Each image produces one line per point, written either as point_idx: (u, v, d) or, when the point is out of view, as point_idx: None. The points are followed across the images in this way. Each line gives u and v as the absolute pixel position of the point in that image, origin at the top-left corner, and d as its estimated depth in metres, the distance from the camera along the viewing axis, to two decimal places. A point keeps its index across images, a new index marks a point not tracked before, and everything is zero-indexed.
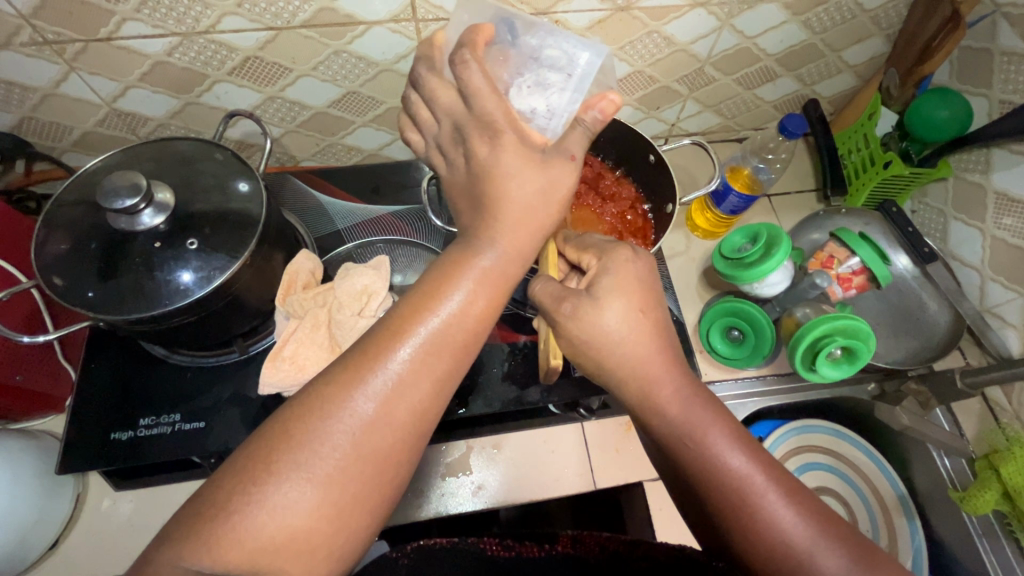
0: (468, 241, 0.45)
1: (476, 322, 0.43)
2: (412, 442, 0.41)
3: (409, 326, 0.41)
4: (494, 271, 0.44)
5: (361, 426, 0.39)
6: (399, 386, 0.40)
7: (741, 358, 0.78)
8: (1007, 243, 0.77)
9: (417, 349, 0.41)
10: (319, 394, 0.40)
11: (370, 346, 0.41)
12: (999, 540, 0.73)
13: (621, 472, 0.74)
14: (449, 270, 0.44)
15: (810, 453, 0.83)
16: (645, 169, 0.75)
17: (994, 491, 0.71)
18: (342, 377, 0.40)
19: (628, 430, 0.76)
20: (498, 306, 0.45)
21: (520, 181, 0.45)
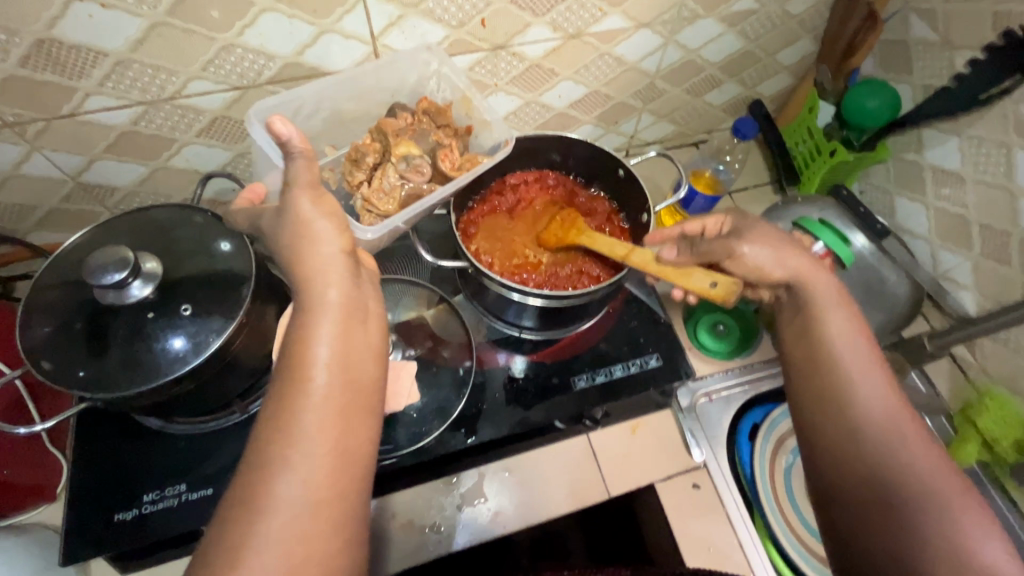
0: (310, 295, 0.44)
1: (358, 360, 0.44)
2: (341, 491, 0.40)
3: (290, 394, 0.41)
4: (341, 311, 0.44)
5: (287, 515, 0.38)
6: (303, 442, 0.40)
7: (727, 350, 0.84)
8: (949, 211, 0.84)
9: (308, 420, 0.40)
10: (238, 485, 0.40)
11: (262, 443, 0.40)
12: (987, 489, 0.78)
13: (632, 476, 0.75)
14: (300, 334, 0.43)
15: None
16: (616, 183, 0.78)
17: (974, 441, 0.76)
18: (253, 475, 0.39)
19: (634, 434, 0.78)
20: (366, 344, 0.45)
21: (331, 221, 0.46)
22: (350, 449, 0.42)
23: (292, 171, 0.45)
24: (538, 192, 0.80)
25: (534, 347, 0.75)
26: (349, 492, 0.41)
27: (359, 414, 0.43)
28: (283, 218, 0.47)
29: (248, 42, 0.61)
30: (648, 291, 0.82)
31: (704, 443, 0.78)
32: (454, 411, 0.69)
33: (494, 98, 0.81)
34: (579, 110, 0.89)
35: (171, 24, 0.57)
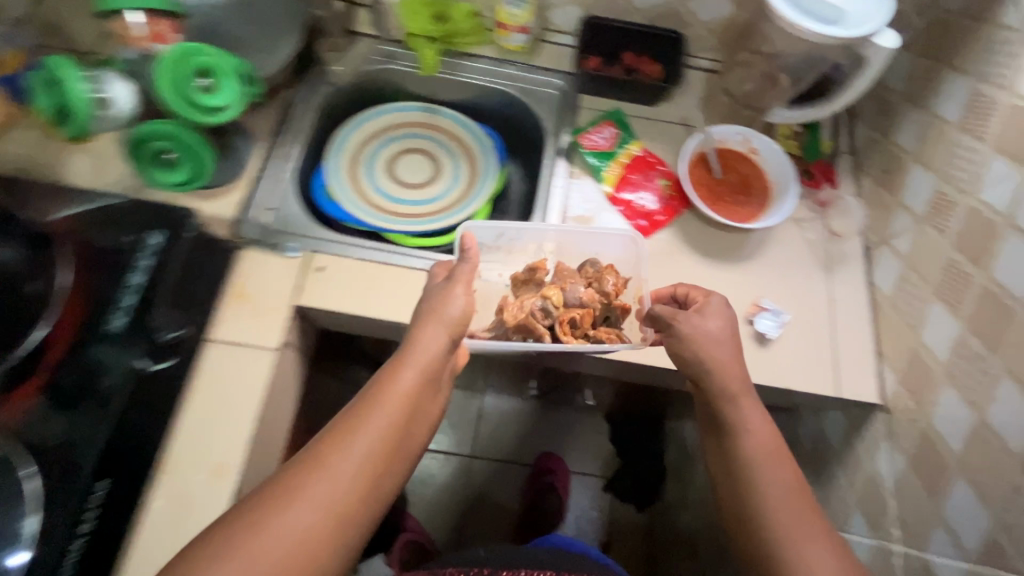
0: (380, 387, 0.60)
1: (383, 472, 0.58)
2: (354, 499, 0.55)
3: (292, 494, 0.53)
4: (409, 387, 0.61)
5: (309, 500, 0.53)
6: (294, 499, 0.52)
7: (191, 172, 0.75)
8: None
9: (362, 441, 0.57)
10: (244, 510, 0.52)
11: (310, 459, 0.56)
12: (461, 63, 0.94)
13: (276, 320, 0.74)
14: (366, 401, 0.59)
15: (367, 150, 0.95)
16: None
17: (424, 46, 0.91)
18: (294, 470, 0.55)
19: (246, 295, 0.75)
20: (418, 392, 0.61)
21: (427, 342, 0.62)
22: (385, 464, 0.58)
23: (461, 269, 0.66)
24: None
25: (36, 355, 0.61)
26: (360, 500, 0.55)
27: (357, 508, 0.55)
28: (406, 343, 0.64)
29: None
30: (86, 201, 0.72)
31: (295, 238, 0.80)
32: (24, 489, 0.57)
33: None
34: None
35: None
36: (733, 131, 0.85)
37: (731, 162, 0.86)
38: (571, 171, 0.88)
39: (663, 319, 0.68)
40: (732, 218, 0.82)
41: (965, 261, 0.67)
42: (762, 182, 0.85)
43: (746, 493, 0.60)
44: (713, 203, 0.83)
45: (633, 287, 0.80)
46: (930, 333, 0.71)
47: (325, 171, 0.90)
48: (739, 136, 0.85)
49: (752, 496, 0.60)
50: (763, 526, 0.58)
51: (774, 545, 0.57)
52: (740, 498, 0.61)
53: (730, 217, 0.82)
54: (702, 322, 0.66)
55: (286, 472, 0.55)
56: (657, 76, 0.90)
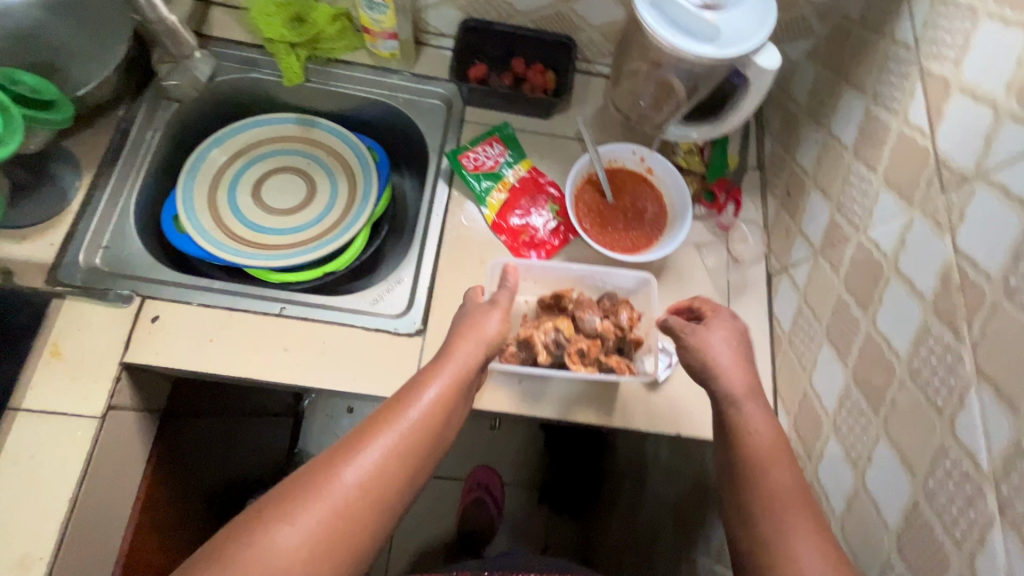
0: (412, 390, 0.54)
1: (387, 502, 0.48)
2: (359, 522, 0.46)
3: (302, 503, 0.45)
4: (443, 392, 0.54)
5: (311, 515, 0.45)
6: (294, 511, 0.45)
7: None
8: None
9: (382, 451, 0.49)
10: (246, 519, 0.45)
11: (329, 459, 0.49)
12: (332, 71, 0.83)
13: (98, 383, 0.65)
14: (398, 405, 0.53)
15: (230, 171, 0.84)
16: None
17: (285, 52, 0.80)
18: (309, 472, 0.48)
19: (62, 355, 0.65)
20: (450, 405, 0.54)
21: (473, 339, 0.58)
22: (390, 491, 0.49)
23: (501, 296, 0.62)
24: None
25: None
26: (367, 521, 0.47)
27: (356, 532, 0.46)
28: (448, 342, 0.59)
29: None
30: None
31: (128, 283, 0.70)
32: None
33: None
34: None
35: None
36: (627, 149, 0.77)
37: (624, 184, 0.78)
38: (452, 196, 0.79)
39: (673, 330, 0.62)
40: (615, 249, 0.74)
41: (852, 303, 0.61)
42: (654, 207, 0.78)
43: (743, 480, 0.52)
44: (596, 231, 0.76)
45: (643, 324, 0.73)
46: (820, 379, 0.65)
47: (176, 199, 0.80)
48: (633, 154, 0.78)
49: (751, 492, 0.51)
50: (765, 514, 0.49)
51: (771, 538, 0.48)
52: (747, 505, 0.51)
53: (615, 249, 0.75)
54: (708, 335, 0.60)
55: (301, 473, 0.48)
56: (549, 85, 0.82)
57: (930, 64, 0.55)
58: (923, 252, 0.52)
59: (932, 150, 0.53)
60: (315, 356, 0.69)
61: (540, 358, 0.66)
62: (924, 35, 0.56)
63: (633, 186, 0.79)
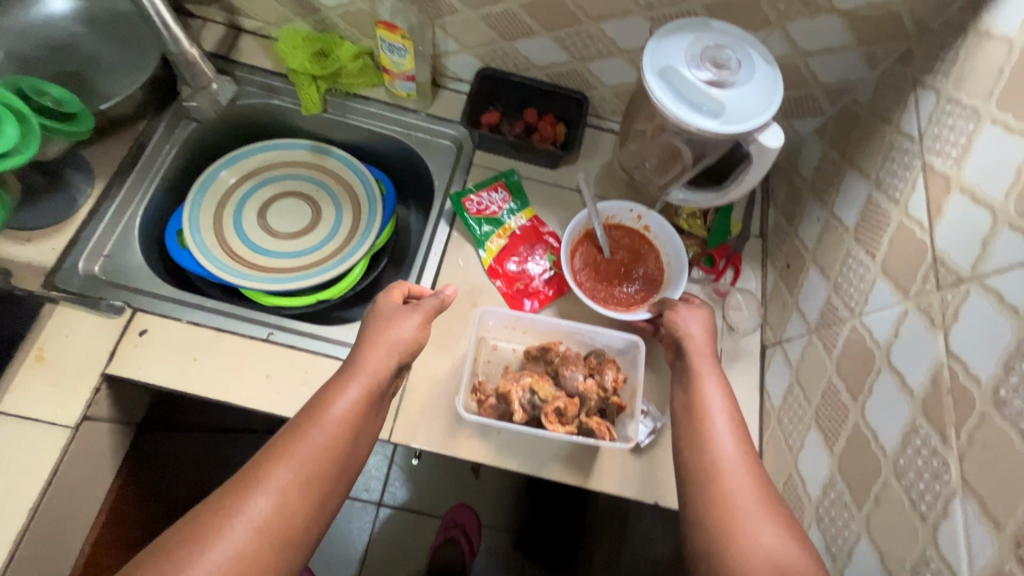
0: (323, 402, 0.53)
1: (305, 517, 0.47)
2: (277, 545, 0.45)
3: (214, 530, 0.44)
4: (355, 402, 0.53)
5: (224, 543, 0.44)
6: (205, 541, 0.44)
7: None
8: None
9: (293, 469, 0.48)
10: (158, 550, 0.44)
11: (240, 482, 0.47)
12: (350, 104, 0.86)
13: (78, 393, 0.64)
14: (308, 417, 0.52)
15: (238, 192, 0.86)
16: None
17: (307, 83, 0.82)
18: (220, 500, 0.46)
19: (46, 361, 0.65)
20: (362, 415, 0.53)
21: (395, 335, 0.58)
22: (307, 508, 0.48)
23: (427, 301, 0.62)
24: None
25: None
26: (286, 542, 0.46)
27: (279, 555, 0.45)
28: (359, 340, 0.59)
29: None
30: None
31: (123, 294, 0.71)
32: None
33: None
34: None
35: None
36: (625, 207, 0.77)
37: (622, 240, 0.78)
38: (452, 235, 0.79)
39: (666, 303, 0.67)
40: (611, 307, 0.74)
41: (843, 389, 0.60)
42: (654, 264, 0.78)
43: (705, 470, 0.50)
44: (592, 288, 0.75)
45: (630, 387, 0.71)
46: (805, 463, 0.63)
47: (182, 215, 0.81)
48: (632, 212, 0.78)
49: (705, 481, 0.49)
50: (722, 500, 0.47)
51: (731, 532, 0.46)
52: (689, 444, 0.53)
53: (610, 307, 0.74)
54: (685, 308, 0.65)
55: (198, 512, 0.46)
56: (560, 137, 0.83)
57: (932, 159, 0.55)
58: (916, 347, 0.51)
59: (929, 245, 0.53)
60: (297, 385, 0.69)
61: (516, 417, 0.64)
62: (928, 130, 0.57)
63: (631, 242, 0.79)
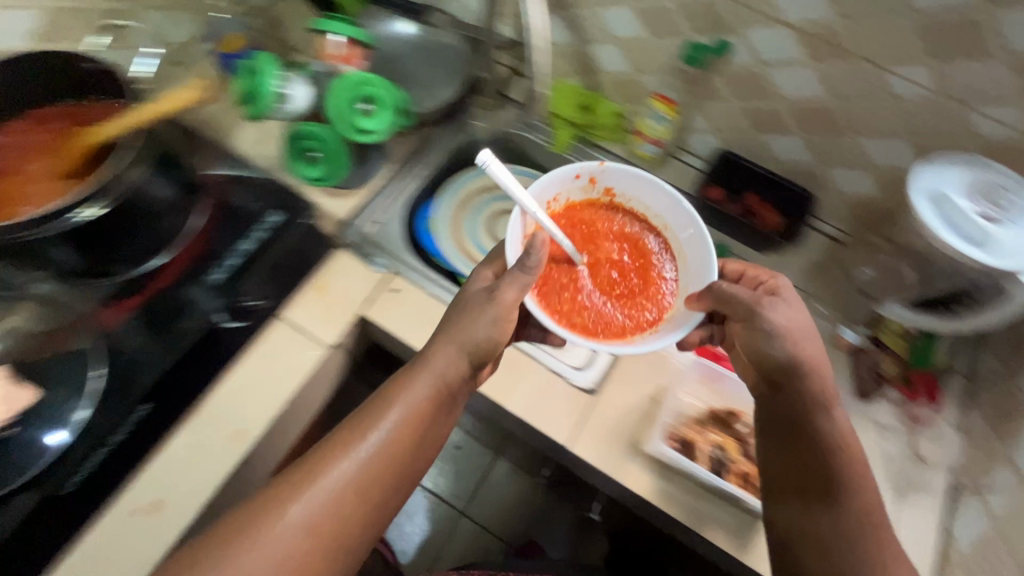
0: (394, 393, 0.60)
1: (375, 494, 0.57)
2: (349, 514, 0.55)
3: (298, 493, 0.54)
4: (421, 400, 0.60)
5: (308, 504, 0.54)
6: (287, 505, 0.54)
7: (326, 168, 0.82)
8: None
9: (364, 457, 0.57)
10: (245, 509, 0.54)
11: (318, 460, 0.57)
12: (591, 152, 0.98)
13: (339, 322, 0.76)
14: (381, 407, 0.60)
15: (474, 196, 0.97)
16: (88, 83, 0.66)
17: (563, 127, 0.96)
18: (302, 472, 0.56)
19: (323, 293, 0.78)
20: (427, 412, 0.60)
21: (471, 320, 0.61)
22: (372, 486, 0.56)
23: (513, 277, 0.59)
24: (37, 134, 0.67)
25: (145, 281, 0.69)
26: (357, 513, 0.56)
27: (347, 526, 0.55)
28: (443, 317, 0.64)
29: None
30: (234, 163, 0.80)
31: (386, 256, 0.83)
32: (87, 384, 0.63)
33: None
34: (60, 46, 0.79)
35: None
36: (570, 174, 0.69)
37: (594, 224, 0.73)
38: None
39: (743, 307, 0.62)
40: (627, 334, 0.67)
41: None
42: (635, 242, 0.73)
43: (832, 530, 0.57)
44: (600, 329, 0.67)
45: None
46: None
47: (432, 204, 0.94)
48: (580, 178, 0.70)
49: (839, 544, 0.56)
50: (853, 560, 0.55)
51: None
52: (808, 504, 0.60)
53: (616, 335, 0.67)
54: (776, 316, 0.61)
55: (286, 477, 0.56)
56: (779, 226, 0.88)
57: None
58: None
59: None
60: (503, 374, 0.78)
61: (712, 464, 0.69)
62: None
63: (598, 221, 0.73)
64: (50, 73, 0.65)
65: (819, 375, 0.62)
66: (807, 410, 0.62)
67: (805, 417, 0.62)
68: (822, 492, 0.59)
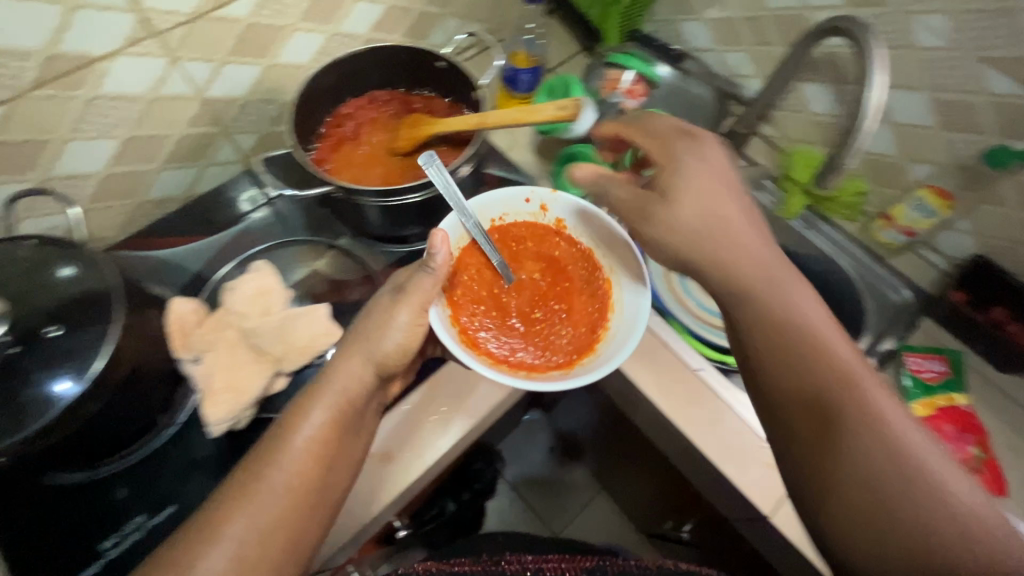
0: (281, 433, 0.54)
1: (343, 458, 0.56)
2: (313, 486, 0.53)
3: (254, 485, 0.51)
4: (343, 400, 0.57)
5: (277, 492, 0.51)
6: (251, 506, 0.50)
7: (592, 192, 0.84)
8: (718, 19, 0.98)
9: (310, 438, 0.54)
10: (183, 535, 0.49)
11: (251, 466, 0.52)
12: (817, 224, 0.97)
13: None
14: (265, 450, 0.53)
15: None
16: (436, 78, 0.76)
17: (798, 194, 0.95)
18: (243, 481, 0.52)
19: None
20: (351, 412, 0.57)
21: (391, 339, 0.60)
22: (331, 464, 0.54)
23: (415, 282, 0.62)
24: (375, 112, 0.77)
25: None
26: (322, 477, 0.53)
27: (313, 500, 0.53)
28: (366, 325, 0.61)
29: None
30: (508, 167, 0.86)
31: None
32: None
33: (294, 41, 0.79)
34: (384, 31, 0.90)
35: None
36: (521, 197, 0.74)
37: (525, 243, 0.75)
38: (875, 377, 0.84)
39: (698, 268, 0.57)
40: (535, 371, 0.65)
41: None
42: (579, 289, 0.74)
43: (866, 428, 0.45)
44: (516, 347, 0.68)
45: None
46: None
47: None
48: (529, 202, 0.74)
49: (883, 485, 0.44)
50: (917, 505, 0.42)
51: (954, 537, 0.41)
52: (811, 438, 0.48)
53: (560, 363, 0.66)
54: (759, 245, 0.56)
55: (236, 479, 0.52)
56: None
57: None
58: None
59: None
60: None
61: None
62: None
63: (547, 245, 0.75)
64: (414, 64, 0.75)
65: (798, 308, 0.53)
66: (775, 324, 0.52)
67: (792, 345, 0.51)
68: (819, 426, 0.48)
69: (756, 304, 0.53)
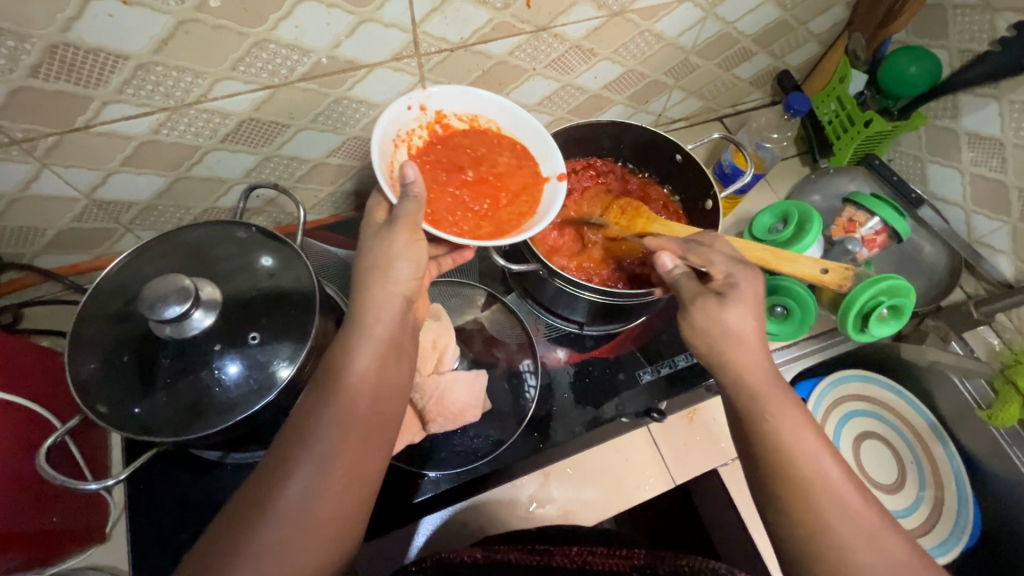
0: (334, 367, 0.49)
1: (385, 404, 0.51)
2: (364, 439, 0.49)
3: (303, 439, 0.47)
4: (385, 343, 0.51)
5: (316, 447, 0.46)
6: (303, 459, 0.46)
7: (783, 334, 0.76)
8: (985, 177, 0.84)
9: (353, 379, 0.49)
10: (238, 504, 0.45)
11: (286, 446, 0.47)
12: None
13: (695, 465, 0.76)
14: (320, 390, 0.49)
15: (849, 402, 0.88)
16: (668, 168, 0.75)
17: (1015, 404, 0.77)
18: (291, 437, 0.47)
19: (692, 422, 0.77)
20: (392, 358, 0.52)
21: (404, 263, 0.53)
22: (373, 412, 0.50)
23: (404, 209, 0.53)
24: (590, 182, 0.77)
25: (599, 342, 0.74)
26: (376, 431, 0.50)
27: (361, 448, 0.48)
28: (363, 316, 0.51)
29: (282, 36, 0.56)
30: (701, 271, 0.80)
31: None
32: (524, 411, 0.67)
33: (530, 84, 0.77)
34: (611, 91, 0.85)
35: (199, 20, 0.51)
36: (400, 105, 0.59)
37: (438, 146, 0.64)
38: None
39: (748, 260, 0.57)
40: (530, 218, 0.63)
41: None
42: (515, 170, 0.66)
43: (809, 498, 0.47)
44: (507, 210, 0.63)
45: None
46: None
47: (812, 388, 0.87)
48: (411, 110, 0.61)
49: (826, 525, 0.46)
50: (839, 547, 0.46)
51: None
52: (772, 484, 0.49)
53: (536, 198, 0.65)
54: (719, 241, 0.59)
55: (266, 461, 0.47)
56: None
57: None
58: None
59: None
60: None
61: None
62: None
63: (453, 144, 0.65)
64: (650, 151, 0.75)
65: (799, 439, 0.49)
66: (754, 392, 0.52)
67: (792, 487, 0.48)
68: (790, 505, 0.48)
69: (765, 431, 0.50)
